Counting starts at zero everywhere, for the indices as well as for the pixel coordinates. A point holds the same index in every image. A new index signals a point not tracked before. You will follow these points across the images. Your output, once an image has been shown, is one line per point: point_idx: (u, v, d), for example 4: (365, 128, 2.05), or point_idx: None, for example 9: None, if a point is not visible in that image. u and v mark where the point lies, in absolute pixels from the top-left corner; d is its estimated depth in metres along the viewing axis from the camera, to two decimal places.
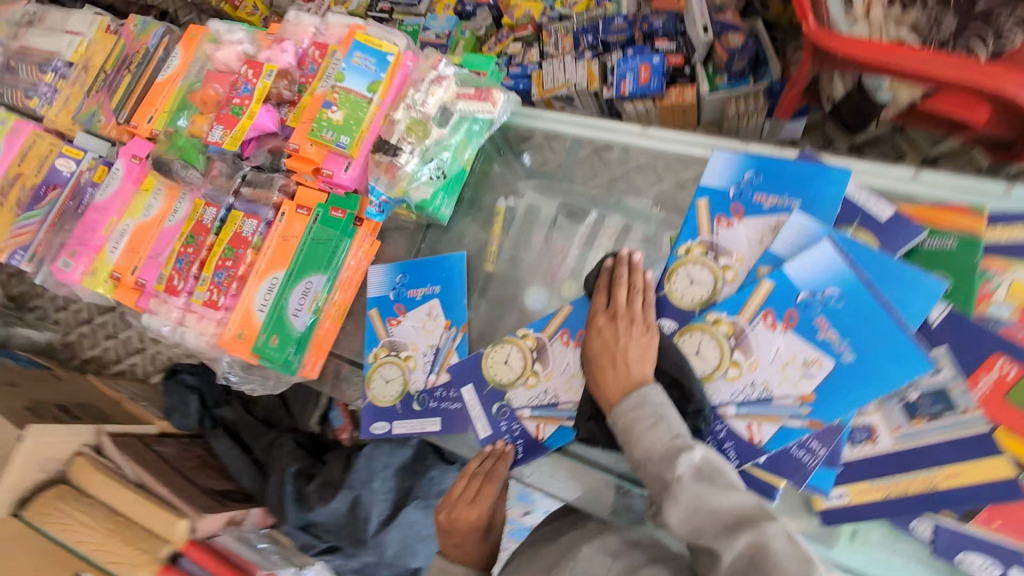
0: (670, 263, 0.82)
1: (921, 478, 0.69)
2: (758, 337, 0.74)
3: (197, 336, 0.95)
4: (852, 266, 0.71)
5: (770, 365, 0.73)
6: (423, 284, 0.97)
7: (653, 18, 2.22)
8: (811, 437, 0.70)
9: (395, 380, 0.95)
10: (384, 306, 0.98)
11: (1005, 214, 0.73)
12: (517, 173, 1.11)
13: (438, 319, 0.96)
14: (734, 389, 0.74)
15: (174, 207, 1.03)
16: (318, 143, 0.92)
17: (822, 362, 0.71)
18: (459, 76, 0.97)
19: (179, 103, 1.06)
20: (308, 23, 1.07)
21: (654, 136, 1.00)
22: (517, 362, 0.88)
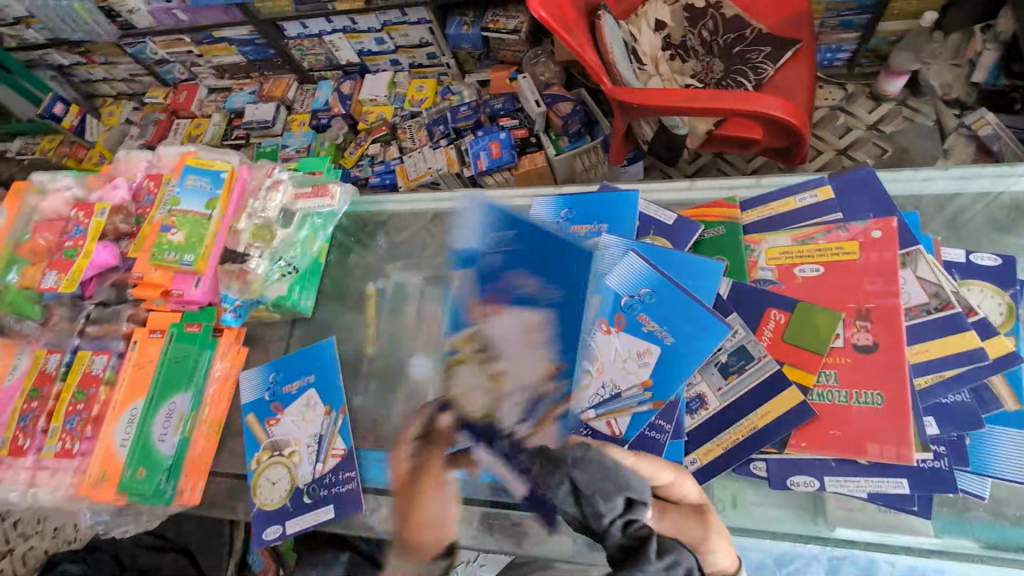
0: None
1: (746, 424, 0.79)
2: (599, 345, 0.82)
3: (51, 493, 0.86)
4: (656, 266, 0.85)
5: (614, 365, 0.81)
6: (297, 377, 0.97)
7: (494, 103, 2.49)
8: (658, 417, 0.79)
9: (282, 479, 0.90)
10: (260, 408, 0.96)
11: (752, 200, 0.96)
12: (379, 257, 1.15)
13: (318, 406, 0.95)
14: (590, 394, 0.80)
15: (11, 363, 0.96)
16: (163, 266, 0.94)
17: (652, 352, 0.80)
18: (294, 178, 1.04)
19: (5, 259, 1.02)
20: (140, 158, 1.10)
21: (487, 197, 1.15)
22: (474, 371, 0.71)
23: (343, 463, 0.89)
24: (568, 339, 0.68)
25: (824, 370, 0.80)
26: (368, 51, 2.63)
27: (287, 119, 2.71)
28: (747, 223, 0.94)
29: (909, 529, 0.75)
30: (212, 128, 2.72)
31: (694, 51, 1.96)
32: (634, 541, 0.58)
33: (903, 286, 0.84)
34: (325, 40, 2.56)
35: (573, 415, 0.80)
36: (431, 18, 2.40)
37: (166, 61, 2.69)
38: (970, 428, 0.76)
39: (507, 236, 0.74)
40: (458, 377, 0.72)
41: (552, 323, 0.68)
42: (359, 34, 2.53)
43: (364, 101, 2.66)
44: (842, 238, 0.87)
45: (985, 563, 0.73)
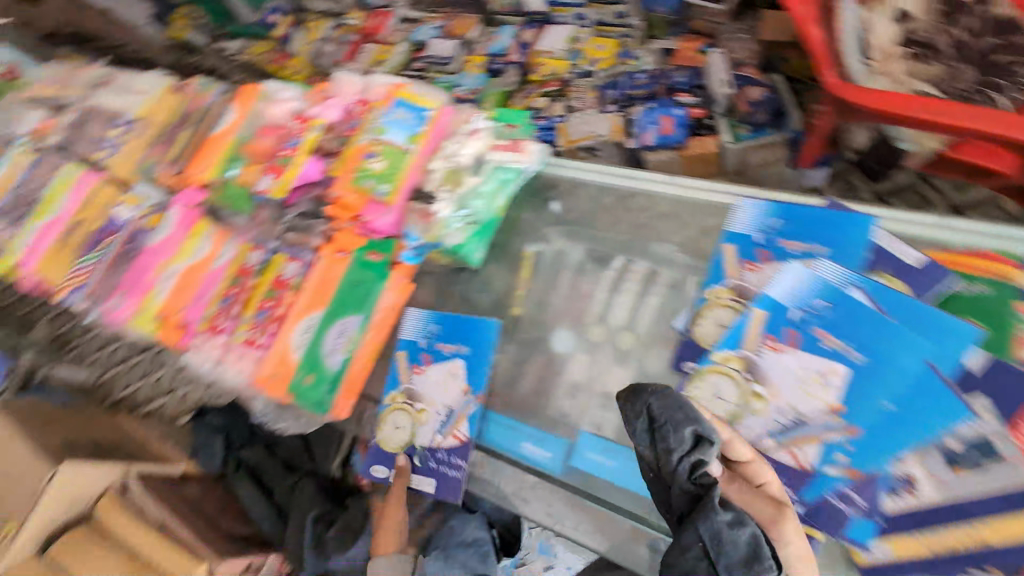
0: (700, 305, 0.98)
1: (966, 531, 0.80)
2: (773, 365, 0.89)
3: (236, 373, 0.97)
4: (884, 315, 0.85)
5: (795, 394, 0.88)
6: (452, 343, 1.14)
7: (675, 74, 2.35)
8: (849, 487, 0.86)
9: (405, 423, 1.14)
10: (413, 354, 1.16)
11: None
12: (546, 219, 1.24)
13: (459, 381, 1.12)
14: (765, 422, 0.89)
15: (221, 250, 1.09)
16: (361, 191, 0.98)
17: (837, 371, 0.86)
18: (493, 129, 1.03)
19: (231, 154, 1.14)
20: (354, 81, 1.15)
21: (678, 184, 1.16)
22: (731, 392, 0.91)
23: (456, 452, 1.09)
24: (848, 399, 0.85)
25: None
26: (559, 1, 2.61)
27: (463, 59, 2.70)
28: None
29: None
30: (395, 55, 2.77)
31: (946, 54, 1.52)
32: (700, 487, 0.82)
33: None
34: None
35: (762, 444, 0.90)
36: None
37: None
38: None
39: (814, 295, 0.88)
40: (711, 390, 0.92)
41: (844, 388, 0.85)
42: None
43: (541, 51, 2.58)
44: None
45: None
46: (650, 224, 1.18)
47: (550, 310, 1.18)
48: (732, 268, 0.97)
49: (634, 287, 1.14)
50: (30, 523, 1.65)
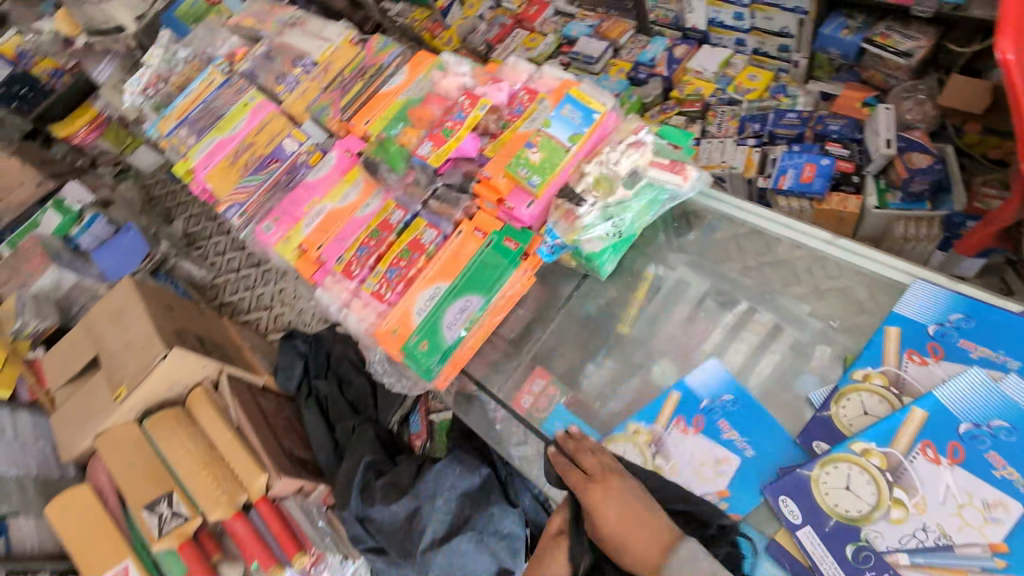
0: (844, 385, 0.92)
1: None
2: (924, 472, 0.80)
3: (358, 321, 1.04)
4: None
5: (946, 514, 0.78)
6: (732, 428, 0.98)
7: (830, 121, 2.15)
8: None
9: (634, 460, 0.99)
10: (686, 408, 1.02)
11: None
12: (673, 247, 1.23)
13: (721, 476, 0.95)
14: (902, 533, 0.79)
15: (367, 201, 1.15)
16: (511, 176, 1.00)
17: (1008, 506, 0.75)
18: (655, 145, 1.01)
19: (395, 114, 1.20)
20: (524, 69, 1.17)
21: (845, 248, 1.07)
22: (868, 490, 0.82)
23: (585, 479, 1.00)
24: (1014, 538, 0.73)
25: None
26: (719, 22, 2.46)
27: (609, 62, 2.66)
28: None
29: None
30: (543, 46, 2.80)
31: None
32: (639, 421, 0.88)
33: None
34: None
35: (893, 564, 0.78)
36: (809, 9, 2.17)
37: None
38: None
39: (990, 411, 0.81)
40: (841, 480, 0.84)
41: (1012, 522, 0.74)
42: (722, 3, 2.39)
43: (690, 70, 2.50)
44: None
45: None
46: (782, 277, 1.12)
47: (658, 337, 1.14)
48: (891, 355, 0.91)
49: (753, 338, 1.09)
50: (140, 390, 1.87)
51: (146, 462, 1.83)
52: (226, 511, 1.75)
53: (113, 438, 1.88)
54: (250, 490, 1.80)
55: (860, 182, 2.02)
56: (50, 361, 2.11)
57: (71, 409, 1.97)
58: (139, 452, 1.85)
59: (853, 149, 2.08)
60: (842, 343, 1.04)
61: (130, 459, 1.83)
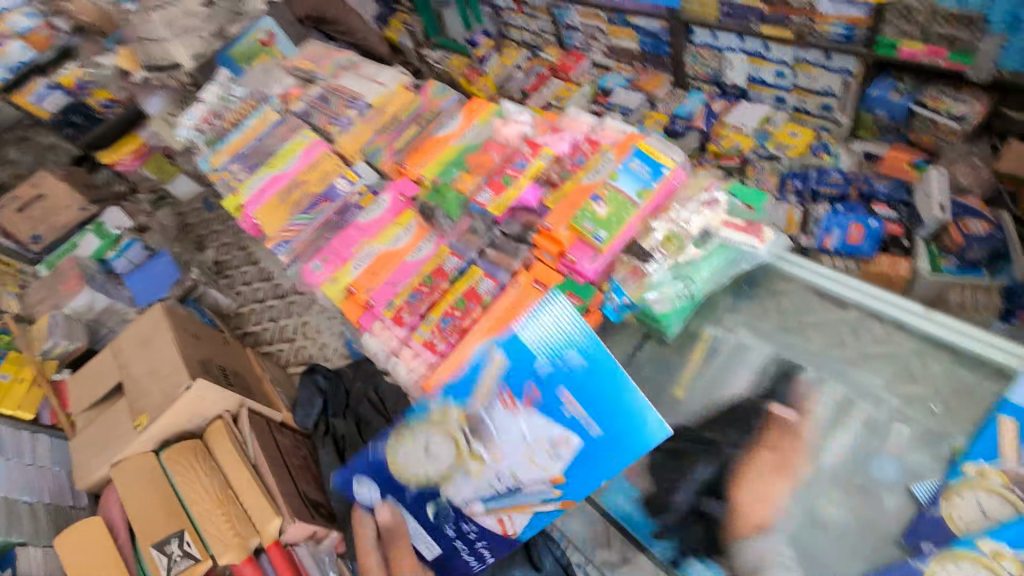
0: (953, 480, 0.86)
1: None
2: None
3: (406, 371, 0.99)
4: None
5: None
6: (573, 397, 0.88)
7: (876, 181, 2.11)
8: None
9: (444, 453, 1.00)
10: (515, 378, 0.91)
11: None
12: (729, 305, 1.15)
13: (556, 459, 0.91)
14: None
15: (418, 245, 1.12)
16: (575, 229, 0.96)
17: None
18: (728, 205, 0.98)
19: (453, 160, 1.19)
20: (585, 120, 1.15)
21: (938, 323, 0.99)
22: None
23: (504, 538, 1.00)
24: None
25: None
26: (760, 80, 2.42)
27: (644, 113, 2.67)
28: None
29: None
30: (578, 95, 2.82)
31: None
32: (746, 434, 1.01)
33: None
34: (725, 56, 2.45)
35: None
36: (856, 70, 2.14)
37: (573, 28, 2.86)
38: None
39: None
40: None
41: None
42: (764, 61, 2.36)
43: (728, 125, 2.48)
44: None
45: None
46: (853, 346, 1.04)
47: (715, 405, 1.06)
48: (1011, 447, 0.83)
49: (824, 413, 0.99)
50: (162, 419, 1.83)
51: (160, 498, 1.76)
52: (238, 555, 1.67)
53: (131, 467, 1.83)
54: (263, 534, 1.72)
55: (910, 245, 1.94)
56: (75, 383, 2.08)
57: (91, 435, 1.93)
58: (154, 484, 1.79)
59: (903, 211, 2.02)
60: (924, 424, 0.94)
61: (144, 493, 1.77)
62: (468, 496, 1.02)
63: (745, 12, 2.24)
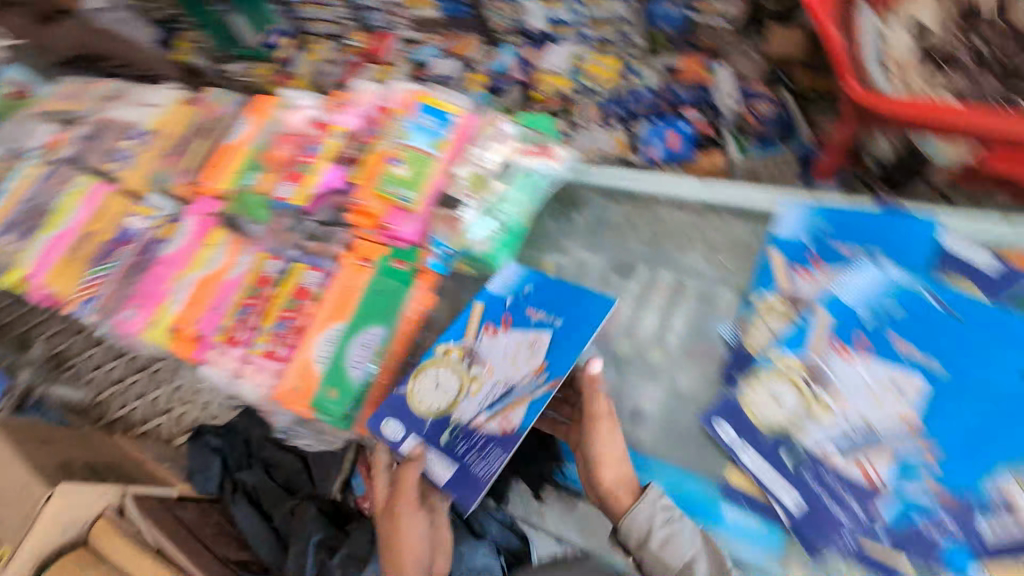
0: (749, 315, 1.00)
1: None
2: (840, 372, 0.91)
3: (253, 388, 0.95)
4: (955, 323, 0.88)
5: (862, 398, 0.89)
6: (537, 307, 0.89)
7: (679, 89, 2.32)
8: (944, 515, 0.84)
9: (448, 385, 0.89)
10: (490, 311, 0.92)
11: None
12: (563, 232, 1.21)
13: (535, 355, 0.86)
14: (829, 427, 0.90)
15: (236, 260, 1.06)
16: (383, 197, 0.97)
17: (911, 381, 0.88)
18: (518, 134, 1.02)
19: (247, 163, 1.10)
20: (371, 89, 1.12)
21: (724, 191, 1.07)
22: (793, 397, 0.93)
23: (500, 440, 0.83)
24: (923, 410, 0.86)
25: None
26: (558, 20, 2.51)
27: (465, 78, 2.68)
28: None
29: None
30: (396, 75, 2.75)
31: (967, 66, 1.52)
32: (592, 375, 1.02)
33: None
34: (521, 4, 2.52)
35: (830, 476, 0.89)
36: None
37: (370, 7, 2.70)
38: None
39: (882, 304, 0.92)
40: (769, 396, 0.94)
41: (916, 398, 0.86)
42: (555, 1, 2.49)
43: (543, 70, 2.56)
44: None
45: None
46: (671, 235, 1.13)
47: None
48: (783, 275, 1.00)
49: (661, 300, 1.09)
50: (25, 544, 1.53)
51: None
52: None
53: None
54: None
55: (720, 138, 2.20)
56: None
57: None
58: None
59: (706, 109, 2.25)
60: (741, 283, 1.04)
61: None
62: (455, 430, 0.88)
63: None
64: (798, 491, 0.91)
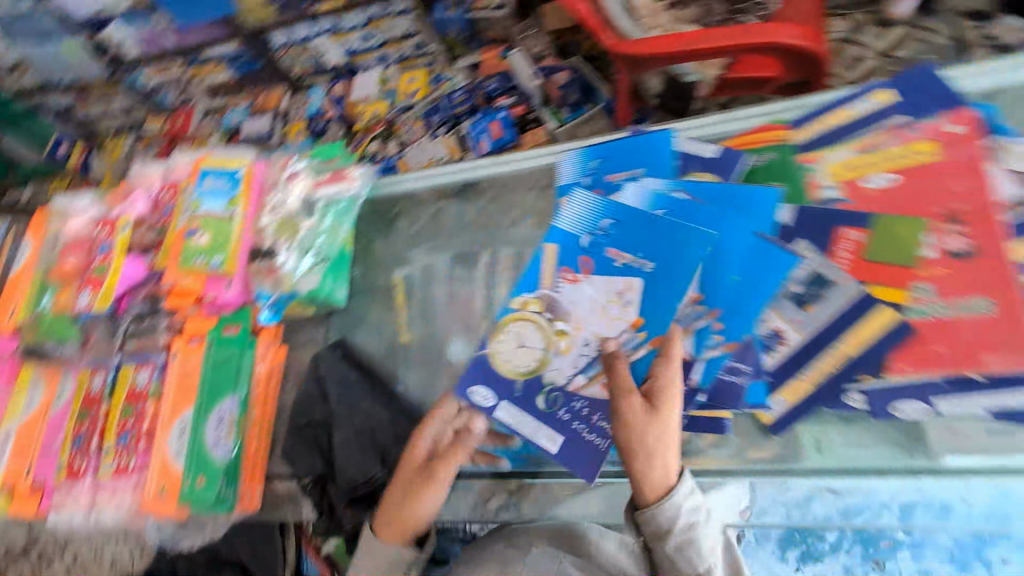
0: None
1: (835, 352, 0.72)
2: (639, 281, 0.79)
3: (114, 513, 0.86)
4: (701, 197, 0.77)
5: (661, 296, 0.78)
6: (622, 246, 0.79)
7: (487, 83, 2.35)
8: (733, 360, 0.75)
9: (533, 345, 0.81)
10: (565, 252, 0.81)
11: (823, 105, 0.80)
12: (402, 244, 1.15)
13: (686, 285, 0.76)
14: (648, 337, 0.79)
15: (57, 391, 0.96)
16: (193, 272, 0.93)
17: (690, 265, 0.76)
18: (310, 167, 1.02)
19: (37, 286, 1.00)
20: (153, 170, 1.06)
21: (512, 160, 1.04)
22: (622, 328, 0.80)
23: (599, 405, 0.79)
24: (706, 286, 0.75)
25: (918, 284, 0.70)
26: (355, 50, 2.43)
27: (283, 130, 2.58)
28: (800, 141, 0.79)
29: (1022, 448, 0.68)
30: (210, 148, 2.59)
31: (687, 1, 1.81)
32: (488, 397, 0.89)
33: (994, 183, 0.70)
34: (310, 46, 2.39)
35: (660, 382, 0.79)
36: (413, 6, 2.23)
37: (159, 88, 2.56)
38: None
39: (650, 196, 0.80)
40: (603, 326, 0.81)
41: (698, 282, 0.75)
42: (344, 34, 2.34)
43: (358, 101, 2.51)
44: (912, 138, 0.74)
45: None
46: None
47: None
48: None
49: None
50: None
51: None
52: None
53: None
54: None
55: (537, 117, 2.25)
56: None
57: None
58: None
59: (517, 95, 2.30)
60: None
61: None
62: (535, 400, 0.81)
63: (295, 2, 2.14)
64: None
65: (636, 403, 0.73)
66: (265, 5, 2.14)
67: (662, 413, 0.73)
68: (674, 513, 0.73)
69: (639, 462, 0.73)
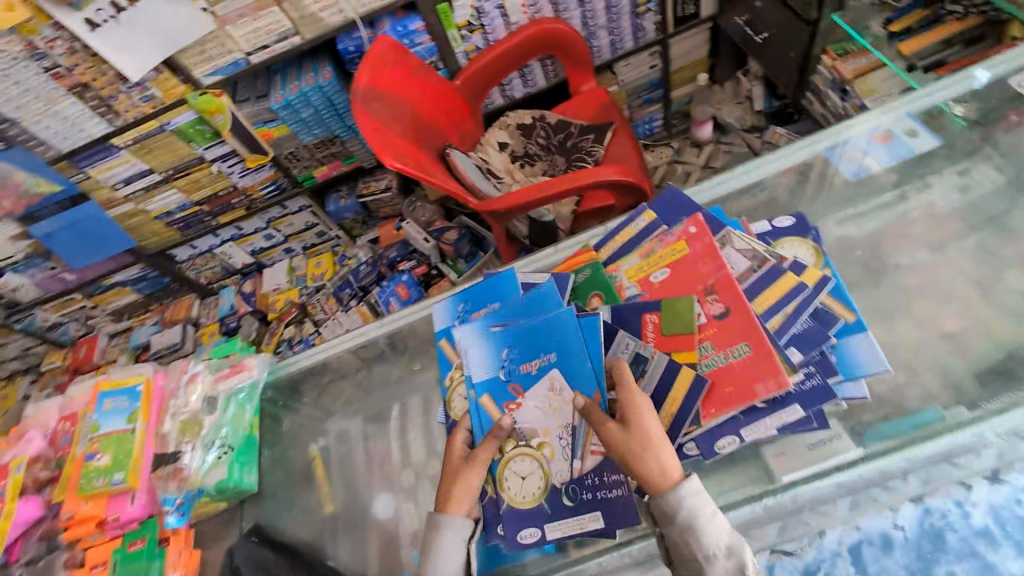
0: (446, 395, 0.99)
1: (665, 414, 0.81)
2: (526, 418, 0.89)
3: None
4: (513, 325, 0.93)
5: (548, 417, 0.88)
6: (532, 357, 0.89)
7: (388, 252, 2.41)
8: None
9: (526, 469, 0.87)
10: (499, 392, 0.90)
11: (608, 234, 1.04)
12: (316, 417, 1.17)
13: (563, 394, 0.87)
14: (561, 454, 0.86)
15: None
16: (92, 495, 0.93)
17: (549, 377, 0.88)
18: (210, 366, 1.11)
19: None
20: (50, 405, 1.09)
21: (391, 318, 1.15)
22: (530, 468, 0.87)
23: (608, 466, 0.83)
24: (572, 383, 0.86)
25: (702, 344, 0.84)
26: (259, 249, 2.61)
27: (195, 336, 2.58)
28: (604, 258, 1.01)
29: (834, 452, 0.82)
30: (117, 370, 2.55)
31: (536, 156, 2.08)
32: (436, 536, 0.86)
33: (727, 258, 0.91)
34: (216, 253, 2.55)
35: (570, 480, 0.85)
36: (309, 203, 2.44)
37: (58, 324, 2.59)
38: (822, 343, 0.82)
39: (485, 347, 0.93)
40: (513, 476, 0.87)
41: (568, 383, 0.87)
42: (248, 237, 2.53)
43: (268, 292, 2.58)
44: (671, 240, 0.95)
45: (911, 450, 0.79)
46: None
47: (359, 491, 1.09)
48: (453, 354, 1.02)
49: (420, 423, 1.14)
50: None
51: None
52: None
53: None
54: None
55: (438, 271, 2.32)
56: None
57: None
58: None
59: (417, 257, 2.37)
60: None
61: None
62: (545, 520, 0.85)
63: (195, 218, 2.33)
64: (598, 511, 0.82)
65: (610, 427, 0.78)
66: (167, 227, 2.32)
67: (636, 423, 0.77)
68: (682, 498, 0.72)
69: (640, 461, 0.74)
